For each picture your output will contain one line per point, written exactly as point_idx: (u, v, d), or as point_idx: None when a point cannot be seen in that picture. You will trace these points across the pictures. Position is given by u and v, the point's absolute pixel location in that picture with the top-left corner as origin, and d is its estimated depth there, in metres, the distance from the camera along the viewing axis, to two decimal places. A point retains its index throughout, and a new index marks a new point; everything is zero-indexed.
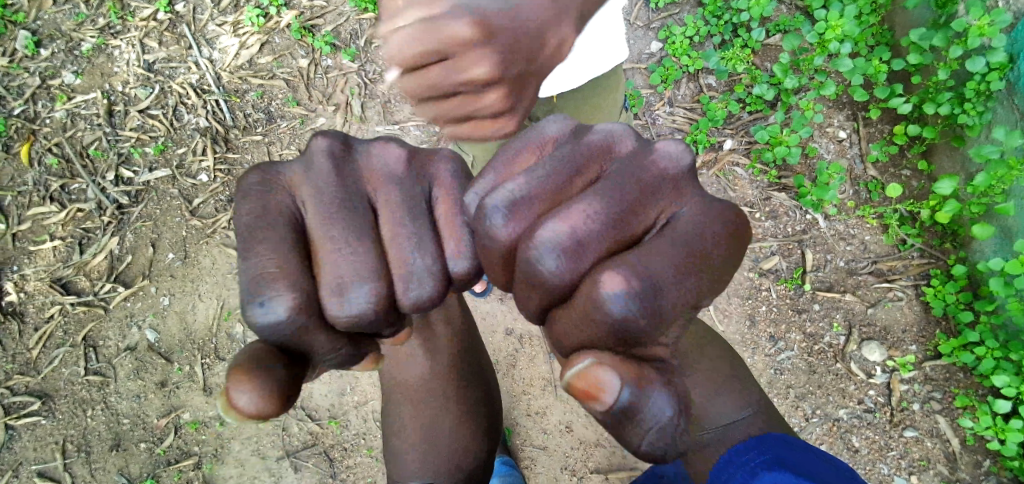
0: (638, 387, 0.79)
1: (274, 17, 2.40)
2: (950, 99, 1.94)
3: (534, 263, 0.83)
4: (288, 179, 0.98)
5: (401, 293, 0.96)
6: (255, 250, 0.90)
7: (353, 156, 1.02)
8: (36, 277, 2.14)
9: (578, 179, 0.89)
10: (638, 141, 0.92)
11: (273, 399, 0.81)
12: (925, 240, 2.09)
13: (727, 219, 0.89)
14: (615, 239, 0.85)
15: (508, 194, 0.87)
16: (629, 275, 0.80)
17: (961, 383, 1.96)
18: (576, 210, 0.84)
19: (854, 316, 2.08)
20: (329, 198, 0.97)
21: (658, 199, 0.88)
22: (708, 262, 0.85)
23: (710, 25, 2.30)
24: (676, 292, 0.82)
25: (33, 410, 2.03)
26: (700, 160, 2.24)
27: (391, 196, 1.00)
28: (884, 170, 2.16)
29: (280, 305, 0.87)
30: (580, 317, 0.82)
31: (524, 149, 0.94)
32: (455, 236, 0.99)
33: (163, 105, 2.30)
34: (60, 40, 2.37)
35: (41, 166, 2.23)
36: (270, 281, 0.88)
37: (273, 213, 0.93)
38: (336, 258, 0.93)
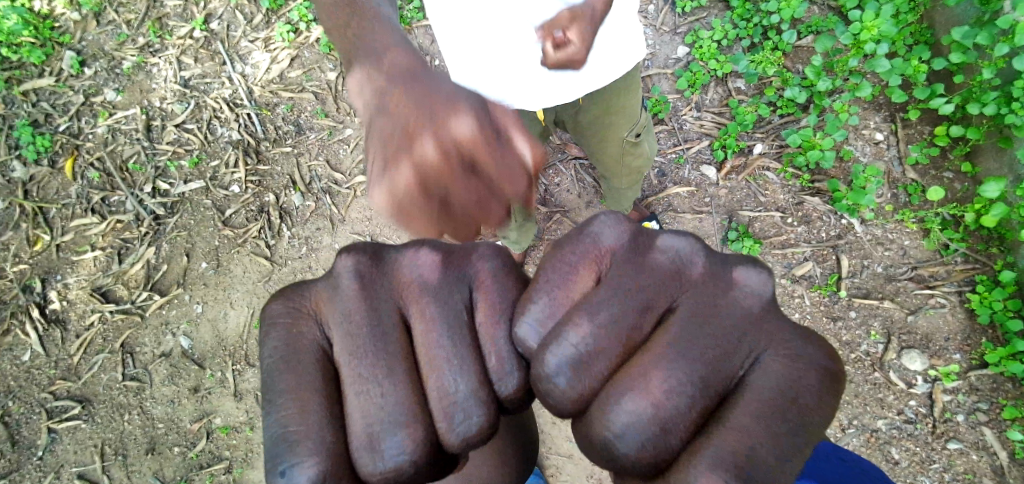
0: None
1: (304, 32, 2.47)
2: (996, 98, 1.86)
3: (610, 447, 0.68)
4: (311, 303, 0.77)
5: (446, 435, 0.72)
6: (276, 400, 0.72)
7: (386, 268, 0.78)
8: (78, 286, 2.22)
9: (647, 317, 0.71)
10: (713, 256, 0.74)
11: None
12: (969, 244, 2.01)
13: (826, 359, 0.71)
14: (701, 408, 0.67)
15: (570, 349, 0.69)
16: (731, 481, 0.65)
17: (1010, 394, 1.85)
18: (654, 375, 0.67)
19: (892, 323, 1.99)
20: (357, 323, 0.75)
21: (744, 341, 0.70)
22: (816, 422, 0.68)
23: (739, 28, 2.27)
24: (782, 470, 0.66)
25: (74, 414, 2.10)
26: (728, 165, 2.20)
27: (425, 310, 0.76)
28: (925, 173, 2.08)
29: (303, 476, 0.68)
30: None
31: (580, 266, 0.73)
32: (499, 351, 0.74)
33: (197, 120, 2.37)
34: (103, 59, 2.48)
35: (84, 179, 2.33)
36: (294, 442, 0.70)
37: (298, 352, 0.74)
38: (363, 403, 0.71)
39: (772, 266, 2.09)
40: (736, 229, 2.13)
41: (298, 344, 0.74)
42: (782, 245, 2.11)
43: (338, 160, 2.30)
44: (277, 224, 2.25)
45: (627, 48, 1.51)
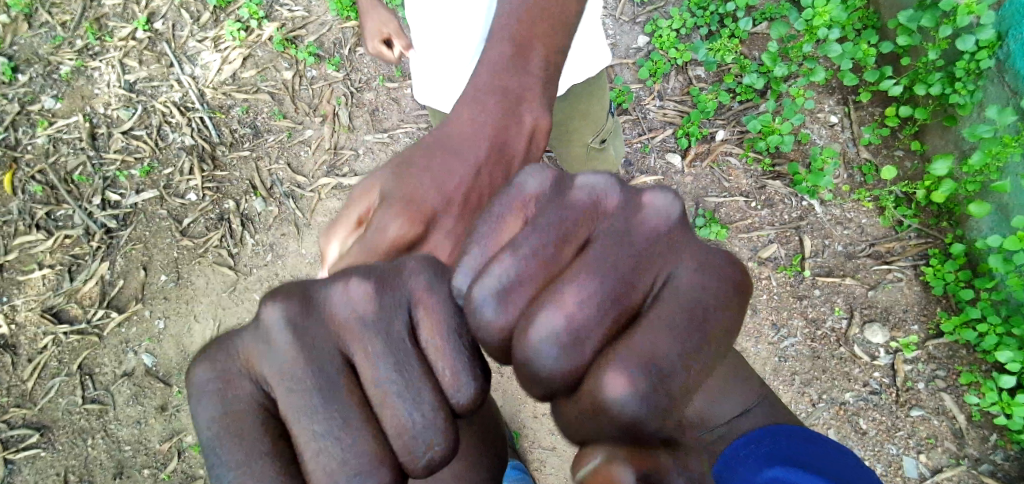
0: (651, 479, 0.63)
1: (255, 30, 2.38)
2: (940, 78, 1.94)
3: (532, 368, 0.63)
4: (242, 361, 0.67)
5: (409, 462, 0.66)
6: (222, 354, 0.68)
7: (316, 305, 0.68)
8: (27, 307, 2.10)
9: (565, 248, 0.66)
10: (623, 184, 0.70)
11: None
12: (921, 219, 2.10)
13: (731, 272, 0.69)
14: (617, 322, 0.64)
15: (491, 285, 0.65)
16: (637, 373, 0.61)
17: (965, 360, 1.96)
18: (569, 294, 0.63)
19: (854, 299, 2.08)
20: (293, 360, 0.66)
21: (655, 257, 0.67)
22: (718, 327, 0.66)
23: (696, 17, 2.30)
24: (690, 375, 0.63)
25: (32, 442, 1.99)
26: (693, 152, 2.23)
27: (371, 349, 0.67)
28: (877, 152, 2.16)
29: (255, 420, 0.66)
30: (590, 420, 0.62)
31: (502, 210, 0.69)
32: (447, 351, 0.68)
33: (146, 126, 2.26)
34: (38, 64, 2.33)
35: (26, 194, 2.19)
36: (238, 395, 0.66)
37: (238, 311, 0.70)
38: (309, 358, 0.69)
39: (740, 250, 2.14)
40: (703, 215, 2.16)
41: (234, 376, 0.67)
42: (748, 229, 2.16)
43: (300, 162, 2.22)
44: (239, 232, 2.16)
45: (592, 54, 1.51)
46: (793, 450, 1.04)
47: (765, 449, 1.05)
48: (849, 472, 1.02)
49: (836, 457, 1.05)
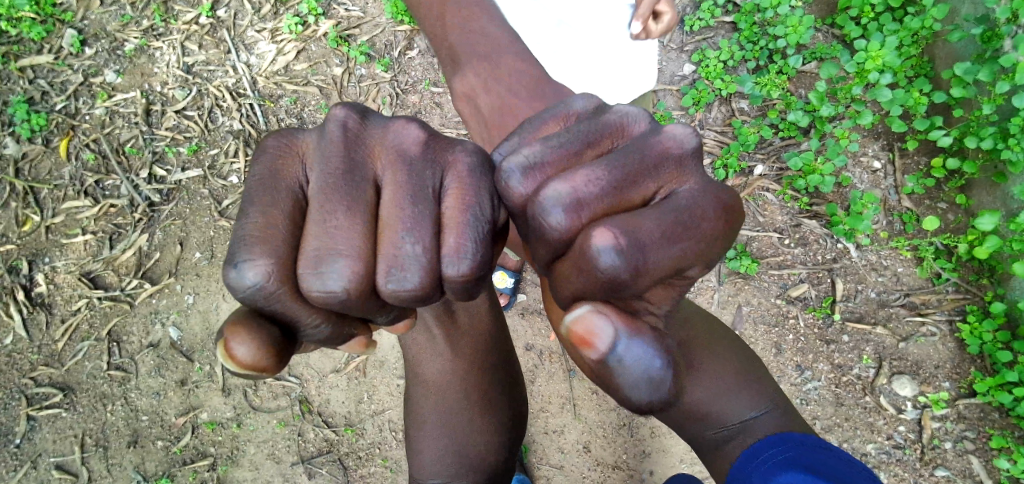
0: (629, 335, 0.87)
1: (312, 25, 2.44)
2: (993, 133, 1.90)
3: (542, 220, 0.88)
4: (302, 148, 0.95)
5: (381, 280, 0.87)
6: (248, 211, 0.89)
7: (371, 130, 0.96)
8: (67, 270, 2.17)
9: (589, 153, 0.93)
10: (651, 121, 0.96)
11: (270, 350, 0.89)
12: (961, 274, 2.04)
13: (720, 197, 0.94)
14: (613, 206, 0.89)
15: (523, 159, 0.91)
16: (618, 231, 0.84)
17: (997, 424, 1.89)
18: (581, 174, 0.88)
19: (884, 349, 2.02)
20: (335, 168, 0.92)
21: (658, 174, 0.92)
22: (692, 236, 0.89)
23: (745, 50, 2.29)
24: (657, 253, 0.86)
25: (55, 402, 2.05)
26: (729, 184, 2.21)
27: (397, 176, 0.92)
28: (920, 202, 2.11)
29: (253, 271, 0.86)
30: (576, 265, 0.86)
31: (549, 120, 0.99)
32: (457, 230, 0.89)
33: (199, 107, 2.34)
34: (105, 40, 2.42)
35: (79, 161, 2.28)
36: (253, 241, 0.87)
37: (282, 182, 0.91)
38: (322, 230, 0.88)
39: (769, 286, 2.11)
40: (735, 247, 2.14)
41: (276, 218, 0.88)
42: (779, 267, 2.13)
43: None
44: None
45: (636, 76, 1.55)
46: (801, 455, 1.15)
47: (783, 456, 1.16)
48: (853, 472, 1.12)
49: (841, 461, 1.15)
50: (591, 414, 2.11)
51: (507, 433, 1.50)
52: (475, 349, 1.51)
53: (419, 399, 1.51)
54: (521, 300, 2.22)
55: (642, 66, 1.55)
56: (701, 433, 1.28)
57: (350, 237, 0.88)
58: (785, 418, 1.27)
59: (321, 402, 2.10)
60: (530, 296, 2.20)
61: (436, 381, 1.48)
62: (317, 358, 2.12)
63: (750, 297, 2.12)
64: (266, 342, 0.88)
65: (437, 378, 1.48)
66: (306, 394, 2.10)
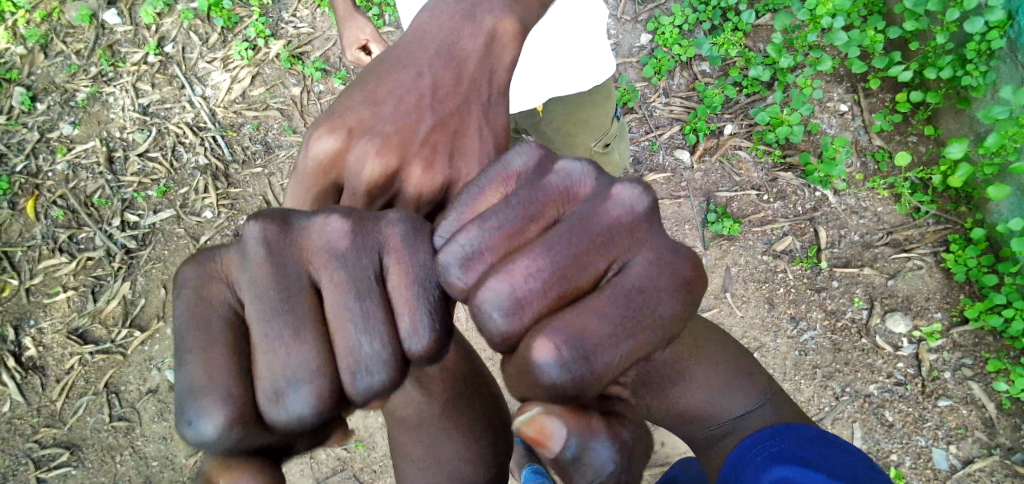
0: (582, 437, 0.81)
1: (262, 48, 2.41)
2: (951, 62, 1.91)
3: (481, 323, 0.74)
4: (221, 267, 0.75)
5: (347, 386, 0.72)
6: (183, 357, 0.71)
7: (294, 231, 0.76)
8: (54, 329, 2.15)
9: (532, 229, 0.77)
10: (599, 175, 0.81)
11: (271, 481, 0.70)
12: (939, 205, 2.06)
13: (682, 268, 0.79)
14: (561, 295, 0.75)
15: (459, 250, 0.75)
16: (561, 340, 0.72)
17: (992, 347, 1.92)
18: (521, 264, 0.74)
19: (874, 289, 2.04)
20: (263, 280, 0.74)
21: (609, 248, 0.77)
22: (655, 315, 0.76)
23: (699, 12, 2.28)
24: (607, 353, 0.73)
25: (63, 461, 2.04)
26: (701, 147, 2.22)
27: (332, 274, 0.74)
28: (890, 139, 2.12)
29: (208, 422, 0.67)
30: (521, 372, 0.74)
31: (487, 185, 0.81)
32: (414, 312, 0.74)
33: (161, 147, 2.31)
34: (55, 93, 2.39)
35: (48, 219, 2.25)
36: (198, 392, 0.69)
37: (210, 309, 0.73)
38: (269, 361, 0.71)
39: (754, 244, 2.12)
40: (714, 210, 2.15)
41: (212, 348, 0.70)
42: (762, 223, 2.13)
43: None
44: None
45: (595, 62, 1.49)
46: (793, 449, 1.05)
47: (776, 448, 1.07)
48: (852, 470, 1.00)
49: (843, 456, 1.03)
50: None
51: None
52: None
53: None
54: None
55: (598, 54, 1.50)
56: (692, 433, 1.24)
57: (302, 354, 0.71)
58: (783, 413, 1.19)
59: None
60: None
61: None
62: None
63: (737, 257, 2.13)
64: (264, 478, 0.69)
65: None
66: None
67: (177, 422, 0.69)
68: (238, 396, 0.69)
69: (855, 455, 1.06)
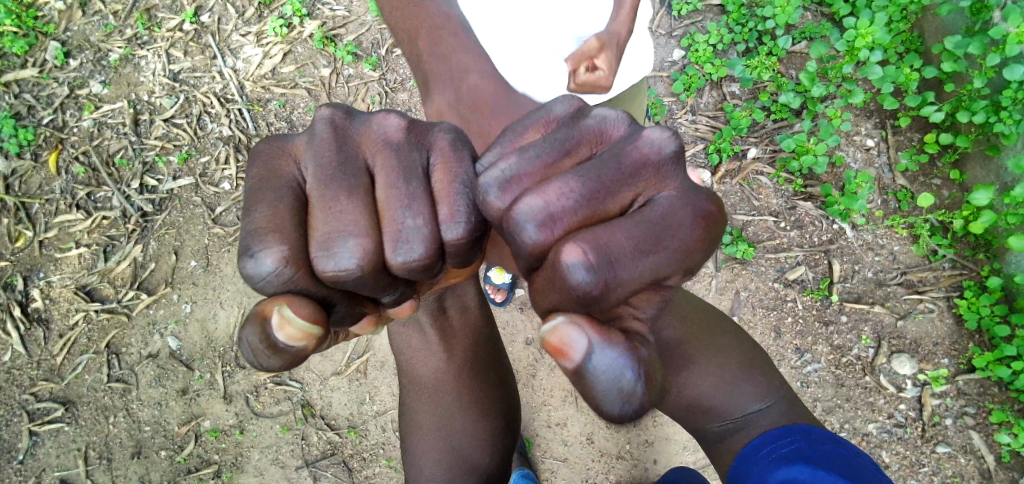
0: (604, 346, 0.79)
1: (297, 27, 2.42)
2: (985, 107, 1.89)
3: (515, 237, 0.84)
4: (292, 148, 0.93)
5: (388, 255, 0.88)
6: (253, 208, 0.88)
7: (356, 124, 0.95)
8: (62, 284, 2.16)
9: (565, 163, 0.88)
10: (631, 121, 0.90)
11: (316, 322, 0.85)
12: (957, 250, 2.05)
13: (704, 206, 0.87)
14: (590, 217, 0.84)
15: (499, 173, 0.87)
16: (587, 246, 0.80)
17: (997, 398, 1.90)
18: (554, 186, 0.84)
19: (883, 328, 2.03)
20: (327, 160, 0.91)
21: (636, 181, 0.86)
22: (678, 241, 0.84)
23: (734, 32, 2.29)
24: (630, 266, 0.81)
25: (57, 416, 2.05)
26: (722, 169, 2.21)
27: (386, 161, 0.91)
28: (914, 179, 2.11)
29: (270, 259, 0.85)
30: (548, 280, 0.82)
31: (530, 126, 0.91)
32: (451, 199, 0.90)
33: (187, 114, 2.32)
34: (89, 51, 2.40)
35: (69, 174, 2.26)
36: (262, 234, 0.86)
37: (279, 178, 0.90)
38: (326, 216, 0.88)
39: (766, 271, 2.11)
40: (730, 233, 2.14)
41: (279, 203, 0.88)
42: (776, 250, 2.12)
43: None
44: None
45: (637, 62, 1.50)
46: (800, 450, 1.10)
47: (786, 449, 1.12)
48: (856, 473, 1.04)
49: (850, 457, 1.08)
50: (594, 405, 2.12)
51: (500, 435, 1.47)
52: (470, 345, 1.49)
53: (412, 400, 1.47)
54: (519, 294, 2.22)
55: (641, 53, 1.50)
56: (705, 426, 1.29)
57: (354, 214, 0.88)
58: (794, 411, 1.23)
59: (324, 406, 2.10)
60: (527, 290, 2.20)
61: (428, 382, 1.45)
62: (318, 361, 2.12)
63: (747, 282, 2.12)
64: (308, 315, 0.85)
65: (430, 377, 1.45)
66: (308, 397, 2.10)
67: (242, 255, 0.86)
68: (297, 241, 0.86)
69: (860, 459, 1.11)
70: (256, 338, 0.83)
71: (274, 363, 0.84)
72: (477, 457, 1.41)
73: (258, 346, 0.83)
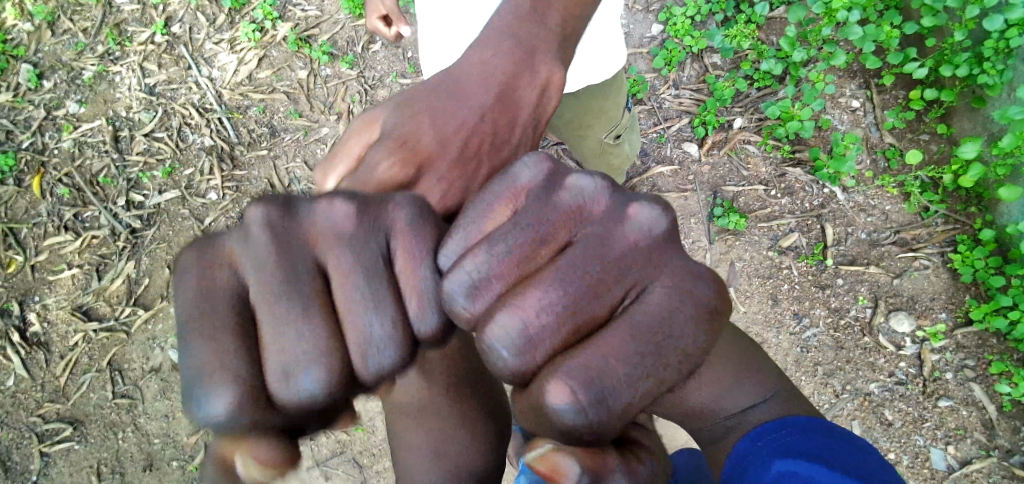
0: (597, 481, 0.77)
1: (270, 30, 2.39)
2: (968, 59, 1.88)
3: (493, 358, 0.74)
4: (225, 256, 0.76)
5: (357, 367, 0.75)
6: (189, 340, 0.72)
7: (299, 219, 0.78)
8: (58, 306, 2.16)
9: (542, 250, 0.77)
10: (611, 192, 0.80)
11: (278, 464, 0.73)
12: (948, 205, 2.04)
13: (698, 293, 0.78)
14: (573, 330, 0.74)
15: (466, 277, 0.76)
16: (575, 383, 0.71)
17: (995, 349, 1.91)
18: (531, 298, 0.74)
19: (879, 288, 2.03)
20: (269, 270, 0.75)
21: (624, 276, 0.76)
22: (672, 346, 0.75)
23: (711, 3, 2.25)
24: (625, 390, 0.72)
25: (66, 436, 2.07)
26: (709, 141, 2.20)
27: (342, 259, 0.76)
28: (902, 136, 2.10)
29: (218, 403, 0.70)
30: (533, 410, 0.73)
31: (496, 209, 0.80)
32: (421, 296, 0.77)
33: (167, 128, 2.31)
34: (62, 71, 2.38)
35: (54, 197, 2.25)
36: (205, 377, 0.71)
37: (213, 294, 0.74)
38: (276, 341, 0.73)
39: (759, 240, 2.11)
40: (722, 204, 2.14)
41: (212, 316, 0.73)
42: (767, 219, 2.12)
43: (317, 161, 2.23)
44: None
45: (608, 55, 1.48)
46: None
47: None
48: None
49: None
50: None
51: (496, 429, 1.50)
52: None
53: None
54: None
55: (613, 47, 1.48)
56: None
57: (313, 337, 0.74)
58: None
59: None
60: None
61: None
62: None
63: (741, 252, 2.11)
64: (267, 459, 0.72)
65: None
66: None
67: (184, 403, 0.71)
68: (250, 369, 0.72)
69: None
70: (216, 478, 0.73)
71: None
72: None
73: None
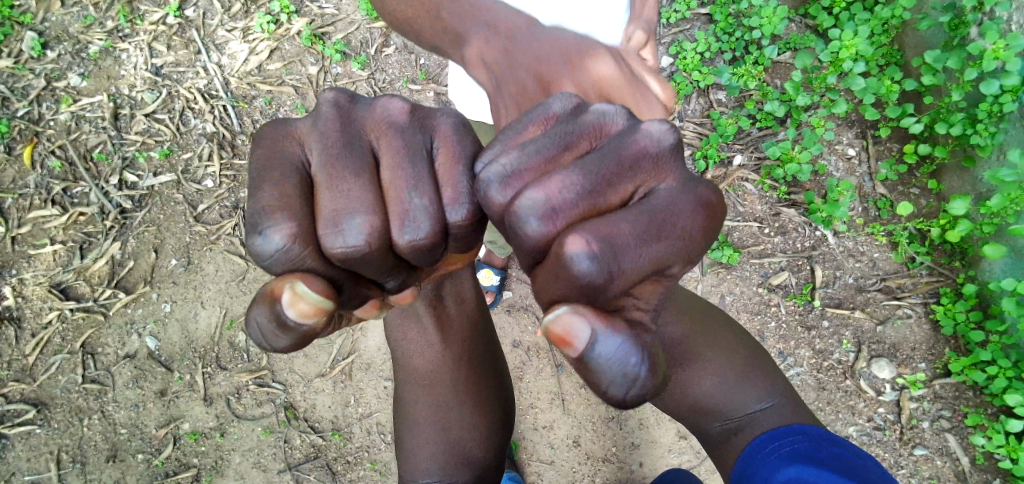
0: (610, 336, 0.78)
1: (285, 24, 2.38)
2: (962, 119, 1.96)
3: (518, 231, 0.82)
4: (296, 131, 0.91)
5: (395, 234, 0.86)
6: (260, 188, 0.85)
7: (361, 108, 0.93)
8: (35, 282, 2.08)
9: (566, 155, 0.86)
10: (629, 116, 0.89)
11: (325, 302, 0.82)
12: (934, 258, 2.09)
13: (702, 195, 0.86)
14: (591, 211, 0.82)
15: (500, 168, 0.85)
16: (591, 237, 0.78)
17: (971, 402, 1.95)
18: (555, 179, 0.82)
19: (863, 333, 2.07)
20: (332, 141, 0.89)
21: (637, 171, 0.84)
22: (677, 232, 0.82)
23: (721, 41, 2.32)
24: (635, 256, 0.79)
25: (28, 419, 1.98)
26: (709, 175, 2.24)
27: (390, 141, 0.90)
28: (893, 188, 2.17)
29: (279, 235, 0.82)
30: (551, 274, 0.79)
31: (529, 125, 0.89)
32: (454, 181, 0.89)
33: (169, 110, 2.27)
34: (67, 42, 2.33)
35: (44, 169, 2.19)
36: (270, 214, 0.83)
37: (282, 160, 0.87)
38: (331, 194, 0.86)
39: (750, 275, 2.15)
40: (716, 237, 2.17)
41: (285, 184, 0.85)
42: (759, 256, 2.16)
43: None
44: None
45: None
46: (808, 449, 1.10)
47: (790, 448, 1.12)
48: (863, 471, 1.06)
49: (854, 458, 1.09)
50: (579, 408, 2.12)
51: (496, 427, 1.47)
52: (468, 332, 1.47)
53: (408, 389, 1.46)
54: (507, 296, 2.22)
55: None
56: (705, 426, 1.29)
57: (361, 191, 0.86)
58: (795, 412, 1.24)
59: (308, 407, 2.06)
60: (515, 292, 2.21)
61: (425, 374, 1.43)
62: (301, 363, 2.09)
63: (732, 286, 2.15)
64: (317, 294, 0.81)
65: (429, 369, 1.43)
66: (291, 400, 2.06)
67: (246, 236, 0.84)
68: (306, 216, 0.85)
69: (866, 460, 1.11)
70: (266, 316, 0.80)
71: (282, 340, 0.81)
72: (472, 450, 1.41)
73: (270, 323, 0.80)
